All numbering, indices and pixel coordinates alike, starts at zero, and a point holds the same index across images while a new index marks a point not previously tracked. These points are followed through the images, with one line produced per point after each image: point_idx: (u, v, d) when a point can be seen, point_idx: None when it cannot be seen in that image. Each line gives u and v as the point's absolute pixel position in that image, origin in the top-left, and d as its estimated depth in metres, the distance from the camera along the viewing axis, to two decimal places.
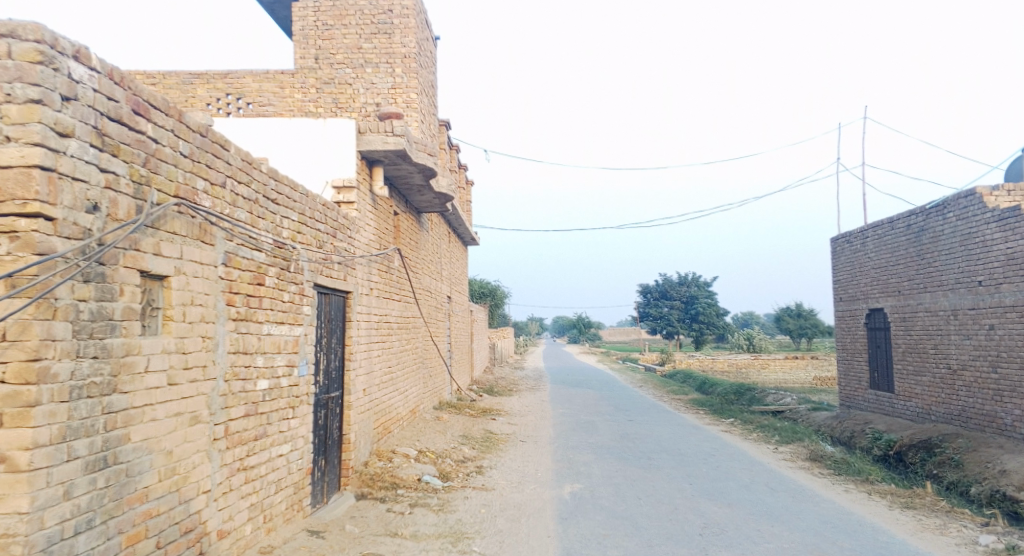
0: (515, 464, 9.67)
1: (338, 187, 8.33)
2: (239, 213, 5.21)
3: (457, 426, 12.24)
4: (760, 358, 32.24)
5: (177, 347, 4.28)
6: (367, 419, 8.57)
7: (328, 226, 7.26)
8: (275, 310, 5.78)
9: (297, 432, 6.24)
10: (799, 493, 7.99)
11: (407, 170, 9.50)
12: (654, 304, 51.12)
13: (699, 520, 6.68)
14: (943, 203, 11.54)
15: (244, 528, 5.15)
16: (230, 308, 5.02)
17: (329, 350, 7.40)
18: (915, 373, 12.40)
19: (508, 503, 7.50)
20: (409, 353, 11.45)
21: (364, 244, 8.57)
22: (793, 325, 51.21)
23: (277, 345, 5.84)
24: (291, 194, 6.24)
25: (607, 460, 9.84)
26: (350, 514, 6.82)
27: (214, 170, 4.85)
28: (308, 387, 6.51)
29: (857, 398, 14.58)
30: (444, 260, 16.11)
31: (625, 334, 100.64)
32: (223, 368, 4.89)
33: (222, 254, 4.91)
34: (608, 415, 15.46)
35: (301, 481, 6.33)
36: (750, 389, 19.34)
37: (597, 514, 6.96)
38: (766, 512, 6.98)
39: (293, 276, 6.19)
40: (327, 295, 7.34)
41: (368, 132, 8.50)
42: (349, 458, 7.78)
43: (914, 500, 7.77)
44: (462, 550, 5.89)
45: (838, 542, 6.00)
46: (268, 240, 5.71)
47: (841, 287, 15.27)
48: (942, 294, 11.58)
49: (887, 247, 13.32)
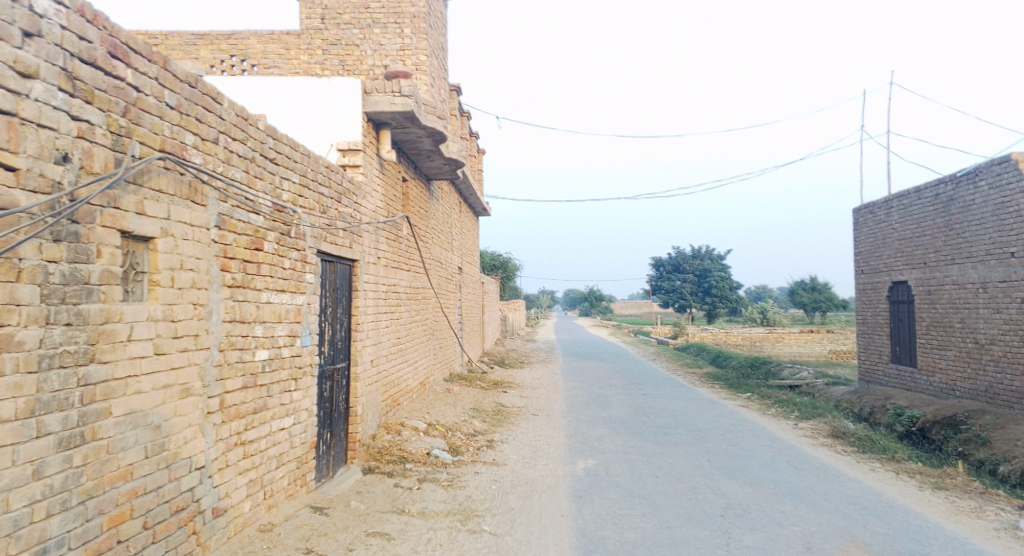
0: (527, 438, 9.40)
1: (343, 149, 7.93)
2: (233, 172, 4.86)
3: (468, 399, 11.99)
4: (774, 331, 31.76)
5: (166, 315, 3.97)
6: (375, 391, 8.31)
7: (332, 190, 6.90)
8: (275, 278, 5.45)
9: (300, 405, 5.96)
10: (823, 472, 7.67)
11: (415, 133, 9.11)
12: (667, 277, 50.56)
13: (719, 499, 6.38)
14: (975, 171, 11.02)
15: (243, 505, 4.91)
16: (225, 274, 4.70)
17: (335, 320, 7.10)
18: (939, 347, 11.98)
19: (520, 479, 7.23)
20: (419, 324, 11.15)
21: (371, 211, 8.23)
22: (807, 298, 50.58)
23: (278, 314, 5.53)
24: (291, 154, 5.87)
25: (622, 436, 9.54)
26: (357, 489, 6.58)
27: (205, 125, 4.50)
28: (311, 359, 6.21)
29: (877, 373, 14.19)
30: (455, 230, 15.73)
31: (636, 307, 100.22)
32: (218, 338, 4.59)
33: (214, 216, 4.57)
34: (622, 389, 15.17)
35: (305, 455, 6.06)
36: (766, 363, 19.00)
37: (613, 492, 6.67)
38: (790, 492, 6.66)
39: (294, 242, 5.84)
40: (332, 263, 7.01)
41: (374, 93, 8.09)
42: (356, 431, 7.51)
43: (945, 480, 7.42)
44: (471, 529, 5.62)
45: (868, 526, 5.67)
46: (266, 202, 5.36)
47: (862, 259, 14.78)
48: (971, 266, 11.10)
49: (912, 217, 12.80)
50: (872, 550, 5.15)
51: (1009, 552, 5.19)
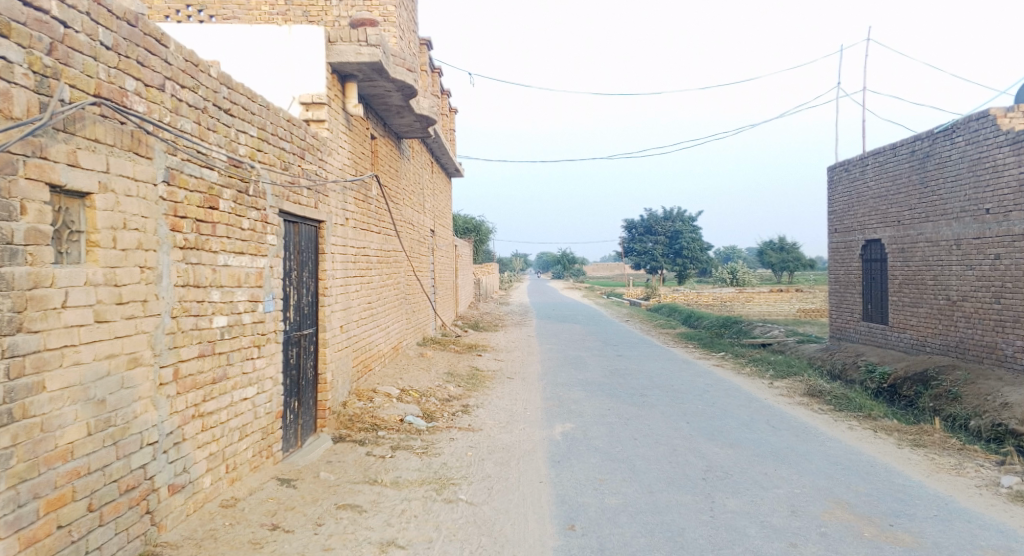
0: (503, 402, 9.20)
1: (306, 103, 7.48)
2: (182, 122, 4.46)
3: (442, 363, 11.75)
4: (745, 291, 31.90)
5: (108, 279, 3.60)
6: (345, 356, 8.01)
7: (295, 146, 6.48)
8: (232, 239, 5.08)
9: (264, 374, 5.64)
10: (803, 431, 7.60)
11: (383, 87, 8.67)
12: (638, 239, 50.53)
13: (701, 462, 6.25)
14: (952, 127, 10.90)
15: (202, 481, 4.62)
16: (176, 235, 4.33)
17: (300, 284, 6.75)
18: (910, 304, 12.01)
19: (496, 444, 7.04)
20: (390, 287, 10.82)
21: (337, 169, 7.83)
22: (776, 258, 51.01)
23: (236, 277, 5.17)
24: (247, 105, 5.45)
25: (599, 398, 9.40)
26: (327, 459, 6.32)
27: (148, 69, 4.08)
28: (275, 325, 5.88)
29: (848, 330, 14.25)
30: (427, 192, 15.29)
31: (609, 269, 100.63)
32: (169, 304, 4.23)
33: (162, 170, 4.18)
34: (597, 351, 15.07)
35: (271, 425, 5.77)
36: (738, 322, 19.05)
37: (592, 457, 6.51)
38: (771, 453, 6.56)
39: (253, 201, 5.45)
40: (296, 224, 6.63)
41: (338, 42, 7.62)
42: (325, 399, 7.23)
43: (923, 437, 7.40)
44: (447, 498, 5.41)
45: (852, 487, 5.57)
46: (221, 156, 4.95)
47: (836, 218, 14.71)
48: (945, 223, 11.05)
49: (888, 175, 12.71)
50: (858, 511, 5.05)
51: (993, 511, 5.13)
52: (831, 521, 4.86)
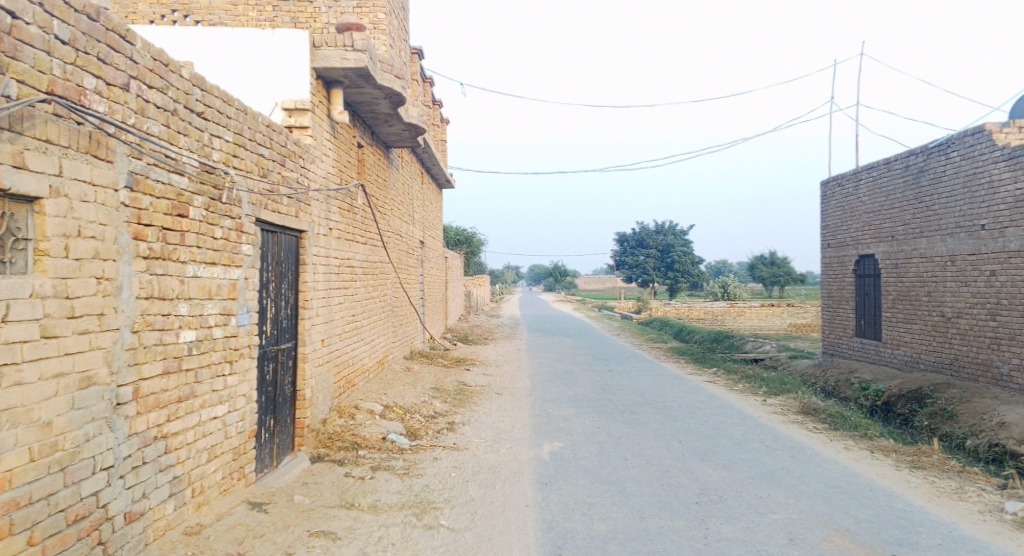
0: (490, 419, 8.92)
1: (289, 109, 7.25)
2: (149, 124, 4.20)
3: (429, 378, 11.46)
4: (736, 305, 31.70)
5: (57, 291, 3.36)
6: (326, 372, 7.72)
7: (274, 152, 6.23)
8: (203, 248, 4.81)
9: (236, 391, 5.35)
10: (798, 452, 7.36)
11: (370, 94, 8.44)
12: (630, 252, 50.41)
13: (694, 485, 5.99)
14: (947, 142, 10.77)
15: (165, 506, 4.34)
16: (139, 244, 4.06)
17: (279, 297, 6.48)
18: (904, 320, 11.83)
19: (482, 465, 6.76)
20: (376, 300, 10.54)
21: (320, 177, 7.58)
22: (767, 273, 50.97)
23: (207, 289, 4.90)
24: (223, 109, 5.20)
25: (589, 415, 9.12)
26: (303, 480, 6.03)
27: (110, 66, 3.83)
28: (250, 339, 5.59)
29: (841, 346, 14.07)
30: (416, 202, 15.07)
31: (600, 282, 100.55)
32: (130, 317, 3.96)
33: (124, 174, 3.91)
34: (588, 365, 14.81)
35: (243, 445, 5.48)
36: (730, 337, 18.85)
37: (581, 478, 6.25)
38: (767, 476, 6.31)
39: (227, 208, 5.18)
40: (274, 233, 6.36)
41: (324, 47, 7.40)
42: (304, 416, 6.93)
43: (921, 458, 7.16)
44: (427, 524, 5.12)
45: (851, 512, 5.33)
46: (192, 162, 4.69)
47: (829, 232, 14.56)
48: (940, 239, 10.90)
49: (882, 190, 12.56)
50: (858, 539, 4.80)
51: (998, 539, 4.90)
52: (831, 551, 4.62)
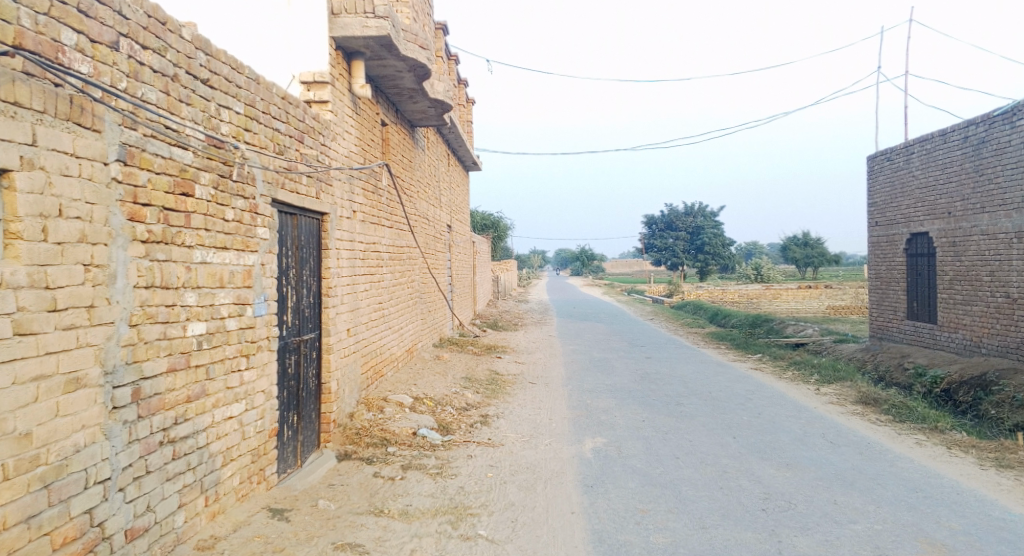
0: (526, 412, 8.40)
1: (307, 82, 6.73)
2: (143, 90, 3.69)
3: (459, 367, 10.96)
4: (770, 288, 30.66)
5: (34, 280, 2.93)
6: (353, 362, 7.25)
7: (291, 127, 5.71)
8: (211, 232, 4.31)
9: (253, 388, 4.87)
10: (866, 448, 6.70)
11: (394, 66, 7.89)
12: (659, 235, 49.46)
13: (757, 489, 5.42)
14: (1012, 109, 9.89)
15: (174, 520, 3.89)
16: (136, 226, 3.56)
17: (300, 284, 6.00)
18: (963, 302, 11.01)
19: (520, 464, 6.24)
20: (403, 286, 10.05)
21: (342, 156, 7.06)
22: (800, 254, 49.65)
23: (218, 277, 4.41)
24: (231, 77, 4.68)
25: (631, 407, 8.55)
26: (329, 482, 5.56)
27: (94, 20, 3.33)
28: (268, 331, 5.11)
29: (890, 330, 13.27)
30: (443, 185, 14.55)
31: (629, 265, 99.55)
32: (127, 309, 3.48)
33: (115, 146, 3.41)
34: (624, 352, 14.21)
35: (262, 446, 5.01)
36: (769, 321, 18.11)
37: (630, 480, 5.70)
38: (838, 477, 5.70)
39: (238, 187, 4.67)
40: (294, 216, 5.87)
41: (342, 14, 6.85)
42: (330, 411, 6.47)
43: (1005, 455, 6.47)
44: (464, 535, 4.62)
45: (944, 522, 4.71)
46: (197, 134, 4.18)
47: (876, 210, 13.70)
48: (1003, 215, 10.06)
49: (936, 163, 11.69)
50: None
51: None
52: None
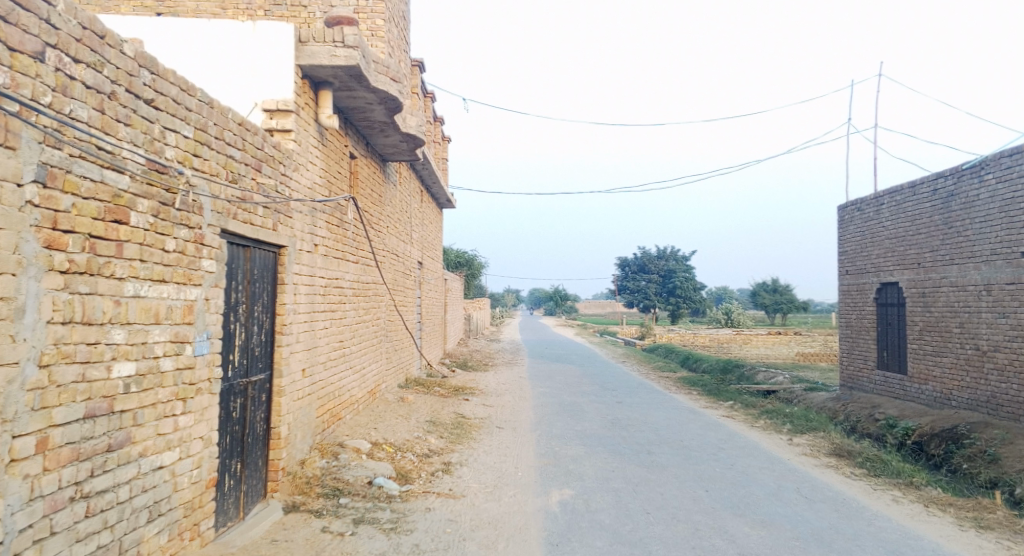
0: (490, 459, 8.00)
1: (270, 110, 6.46)
2: (73, 106, 3.39)
3: (424, 409, 10.53)
4: (741, 332, 30.69)
5: None
6: (307, 405, 6.82)
7: (247, 155, 5.40)
8: (147, 263, 3.96)
9: (190, 434, 4.46)
10: (843, 506, 6.43)
11: (364, 98, 7.65)
12: (632, 277, 49.62)
13: (731, 549, 5.09)
14: (980, 163, 9.95)
15: None
16: (54, 254, 3.24)
17: (251, 321, 5.63)
18: (932, 353, 10.94)
19: (481, 518, 5.84)
20: (367, 323, 9.67)
21: (304, 187, 6.76)
22: (769, 300, 50.10)
23: (153, 312, 4.04)
24: (180, 98, 4.38)
25: (601, 456, 8.21)
26: (272, 538, 5.10)
27: (14, 28, 3.08)
28: (211, 372, 4.72)
29: (861, 380, 13.15)
30: (415, 221, 14.26)
31: (601, 306, 99.74)
32: (38, 348, 3.16)
33: (32, 166, 3.13)
34: (595, 397, 13.88)
35: (199, 498, 4.58)
36: (740, 366, 17.96)
37: (597, 538, 5.35)
38: (816, 538, 5.40)
39: (182, 216, 4.32)
40: (247, 248, 5.52)
41: (310, 42, 6.59)
42: (279, 458, 6.03)
43: (985, 515, 6.23)
44: None
45: None
46: (136, 158, 3.86)
47: (847, 259, 13.71)
48: (972, 267, 10.04)
49: (905, 214, 11.72)
50: None
51: None
52: None
